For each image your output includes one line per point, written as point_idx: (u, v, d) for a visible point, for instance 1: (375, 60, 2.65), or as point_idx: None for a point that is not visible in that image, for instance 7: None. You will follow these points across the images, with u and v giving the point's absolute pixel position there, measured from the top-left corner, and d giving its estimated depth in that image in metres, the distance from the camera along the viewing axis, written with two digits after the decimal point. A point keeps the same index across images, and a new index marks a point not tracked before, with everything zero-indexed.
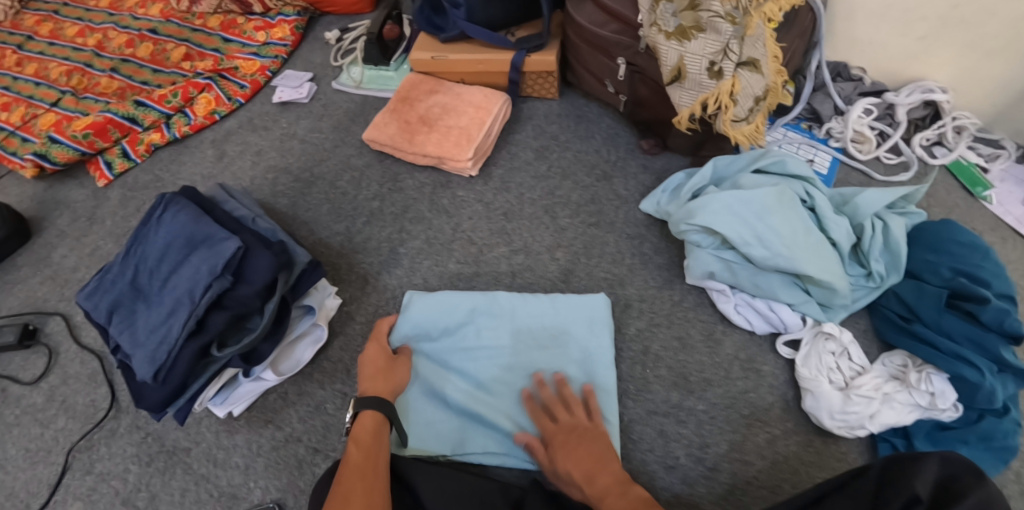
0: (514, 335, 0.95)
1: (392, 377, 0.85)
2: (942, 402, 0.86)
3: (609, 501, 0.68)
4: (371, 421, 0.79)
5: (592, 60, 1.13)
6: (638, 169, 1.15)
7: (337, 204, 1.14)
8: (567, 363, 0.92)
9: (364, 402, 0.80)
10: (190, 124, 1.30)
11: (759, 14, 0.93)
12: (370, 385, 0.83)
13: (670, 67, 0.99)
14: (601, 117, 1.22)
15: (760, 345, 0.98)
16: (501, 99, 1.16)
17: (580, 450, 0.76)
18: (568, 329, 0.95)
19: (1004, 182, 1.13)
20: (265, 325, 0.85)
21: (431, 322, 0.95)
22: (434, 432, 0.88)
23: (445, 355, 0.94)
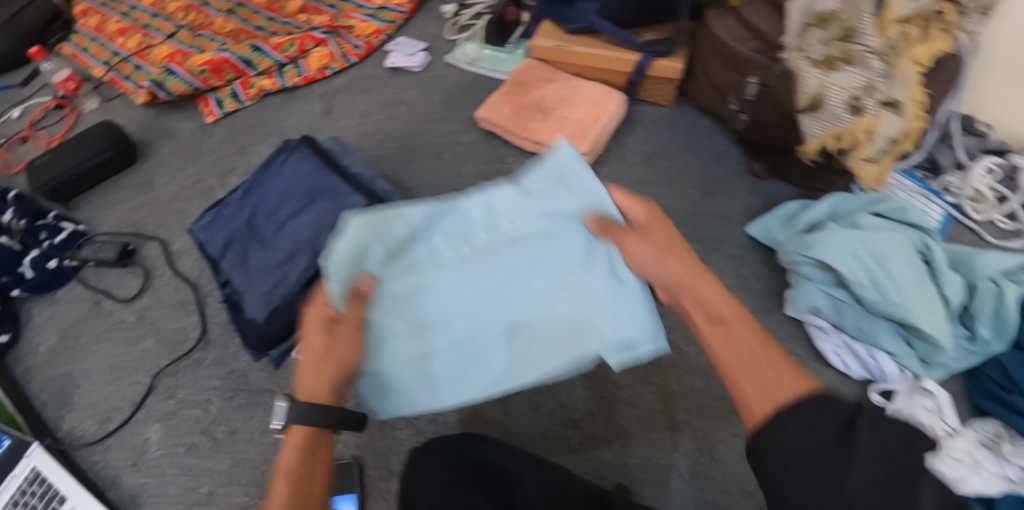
0: (481, 235, 0.71)
1: (339, 355, 0.62)
2: None
3: (757, 365, 0.50)
4: (302, 439, 0.59)
5: (719, 74, 1.11)
6: (746, 192, 1.13)
7: (442, 177, 1.14)
8: (559, 245, 0.69)
9: (300, 415, 0.58)
10: (302, 76, 1.31)
11: (911, 55, 0.90)
12: (310, 381, 0.61)
13: (807, 95, 0.98)
14: (713, 132, 1.20)
15: (855, 389, 0.96)
16: (616, 99, 1.15)
17: (701, 284, 0.57)
18: (546, 202, 0.70)
19: None
20: None
21: (368, 245, 0.66)
22: (412, 379, 0.67)
23: (399, 290, 0.68)
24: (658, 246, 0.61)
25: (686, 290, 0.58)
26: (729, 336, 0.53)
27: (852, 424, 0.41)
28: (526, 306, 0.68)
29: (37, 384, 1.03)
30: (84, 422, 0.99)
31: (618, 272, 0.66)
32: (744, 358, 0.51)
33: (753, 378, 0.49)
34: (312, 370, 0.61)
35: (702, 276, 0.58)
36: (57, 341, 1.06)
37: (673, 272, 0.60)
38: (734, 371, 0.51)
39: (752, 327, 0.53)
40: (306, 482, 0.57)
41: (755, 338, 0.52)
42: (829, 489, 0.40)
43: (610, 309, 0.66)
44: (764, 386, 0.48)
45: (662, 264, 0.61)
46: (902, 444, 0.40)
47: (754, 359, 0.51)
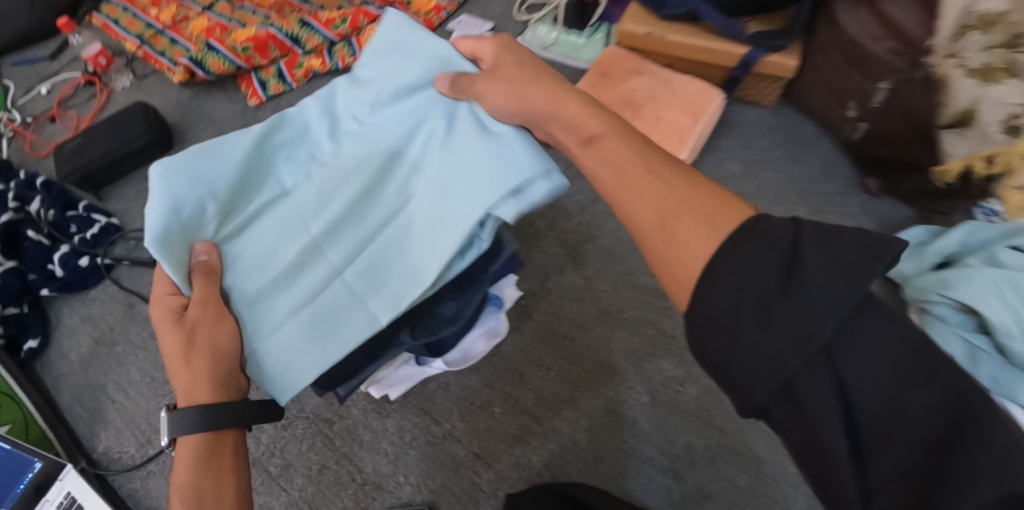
0: (326, 146, 0.58)
1: (199, 339, 0.52)
2: None
3: (640, 203, 0.44)
4: (198, 447, 0.53)
5: (838, 76, 0.98)
6: (857, 210, 1.01)
7: None
8: (415, 125, 0.57)
9: (182, 432, 0.51)
10: (354, 57, 1.16)
11: None
12: (186, 386, 0.53)
13: (955, 108, 0.84)
14: (818, 139, 1.07)
15: None
16: (716, 96, 1.02)
17: (565, 104, 0.52)
18: (392, 80, 0.58)
19: None
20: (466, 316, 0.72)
21: (193, 202, 0.53)
22: (295, 342, 0.53)
23: (240, 242, 0.56)
24: (533, 86, 0.54)
25: (547, 110, 0.53)
26: (607, 158, 0.48)
27: (794, 261, 0.37)
28: (399, 205, 0.56)
29: (68, 395, 0.93)
30: (121, 442, 0.89)
31: (486, 126, 0.54)
32: (626, 177, 0.46)
33: (664, 215, 0.43)
34: (184, 372, 0.53)
35: (576, 105, 0.52)
36: (89, 348, 0.96)
37: (538, 99, 0.53)
38: (629, 209, 0.45)
39: (623, 134, 0.49)
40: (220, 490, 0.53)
41: (626, 144, 0.48)
42: (805, 333, 0.35)
43: (481, 161, 0.52)
44: (681, 229, 0.41)
45: (534, 98, 0.53)
46: (870, 252, 0.36)
47: (642, 180, 0.45)
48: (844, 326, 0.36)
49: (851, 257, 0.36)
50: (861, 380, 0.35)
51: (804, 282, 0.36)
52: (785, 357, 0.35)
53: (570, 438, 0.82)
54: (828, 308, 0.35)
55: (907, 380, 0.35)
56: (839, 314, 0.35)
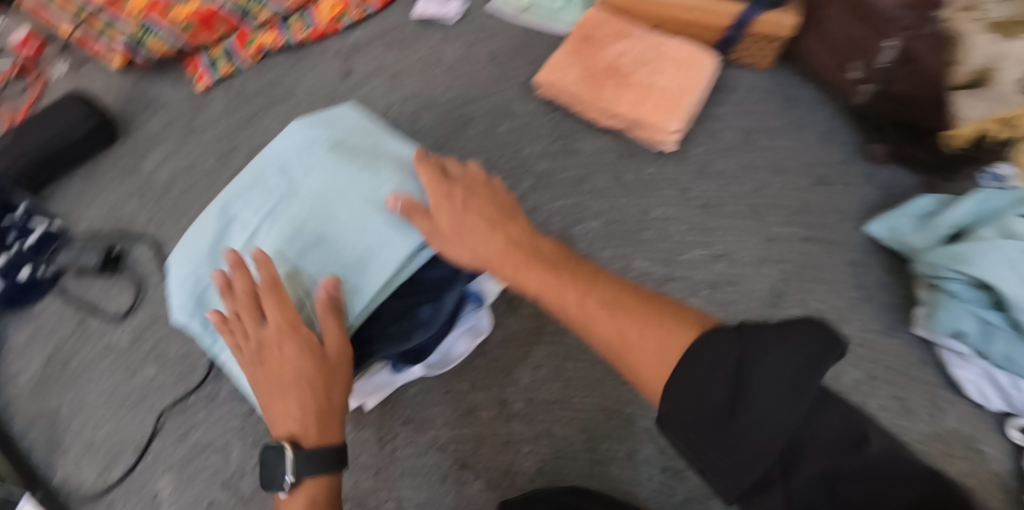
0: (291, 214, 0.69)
1: (324, 387, 0.61)
2: None
3: (608, 298, 0.50)
4: (316, 485, 0.60)
5: (841, 32, 0.89)
6: (862, 179, 0.94)
7: (495, 158, 0.93)
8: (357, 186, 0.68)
9: (314, 468, 0.59)
10: (311, 30, 1.06)
11: None
12: (308, 426, 0.60)
13: (971, 67, 0.78)
14: (818, 103, 1.00)
15: (995, 424, 0.81)
16: (710, 61, 0.93)
17: (490, 215, 0.63)
18: (328, 131, 0.74)
19: None
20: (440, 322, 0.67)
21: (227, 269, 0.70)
22: None
23: None
24: (442, 208, 0.62)
25: (495, 223, 0.62)
26: (520, 276, 0.57)
27: (742, 370, 0.39)
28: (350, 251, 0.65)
29: (21, 421, 0.86)
30: (80, 469, 0.83)
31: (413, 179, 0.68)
32: (545, 289, 0.54)
33: (638, 333, 0.46)
34: (307, 414, 0.60)
35: (482, 223, 0.61)
36: (39, 369, 0.88)
37: (472, 204, 0.63)
38: (581, 310, 0.51)
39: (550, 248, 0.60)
40: None
41: (555, 259, 0.58)
42: (763, 393, 0.38)
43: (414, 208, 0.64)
44: (653, 344, 0.45)
45: (450, 220, 0.62)
46: (819, 352, 0.38)
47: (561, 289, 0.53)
48: (800, 391, 0.38)
49: (799, 364, 0.38)
50: (820, 453, 0.39)
51: (755, 393, 0.38)
52: (766, 431, 0.38)
53: (564, 441, 0.76)
54: (775, 403, 0.38)
55: (844, 447, 0.39)
56: (800, 411, 0.38)
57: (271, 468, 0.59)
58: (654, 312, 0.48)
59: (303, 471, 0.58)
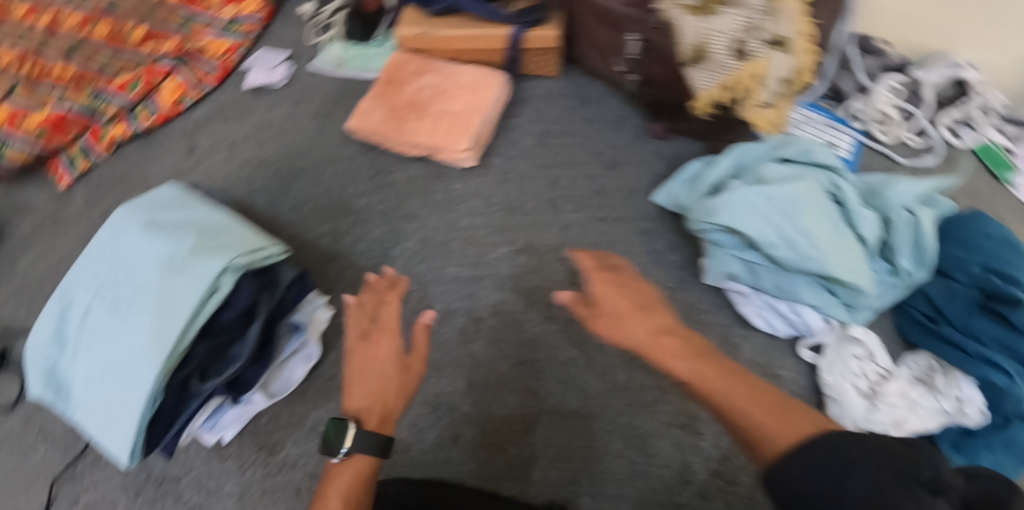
0: (116, 284, 0.84)
1: (393, 384, 0.68)
2: (968, 407, 0.86)
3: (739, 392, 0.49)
4: (364, 467, 0.64)
5: (596, 36, 1.03)
6: (650, 156, 1.05)
7: (322, 202, 1.05)
8: (164, 252, 0.83)
9: (365, 445, 0.63)
10: (155, 115, 1.17)
11: None
12: (368, 408, 0.66)
13: (688, 46, 0.89)
14: (606, 97, 1.12)
15: (784, 348, 0.92)
16: (496, 81, 1.07)
17: (636, 294, 0.60)
18: (144, 215, 0.89)
19: None
20: (250, 351, 0.80)
21: (71, 340, 0.84)
22: (126, 414, 0.77)
23: (84, 361, 0.82)
24: (605, 295, 0.60)
25: (641, 306, 0.59)
26: (659, 353, 0.55)
27: (845, 460, 0.37)
28: (160, 303, 0.79)
29: None
30: None
31: (209, 237, 0.84)
32: (701, 364, 0.53)
33: (778, 416, 0.46)
34: (372, 396, 0.67)
35: (634, 306, 0.59)
36: None
37: (625, 284, 0.62)
38: (698, 376, 0.52)
39: (694, 340, 0.56)
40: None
41: (698, 347, 0.55)
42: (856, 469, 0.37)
43: (206, 259, 0.80)
44: (771, 413, 0.46)
45: (611, 297, 0.60)
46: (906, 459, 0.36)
47: (716, 368, 0.52)
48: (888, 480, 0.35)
49: (890, 467, 0.36)
50: None
51: (848, 464, 0.37)
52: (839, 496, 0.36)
53: (398, 437, 0.88)
54: (862, 486, 0.36)
55: None
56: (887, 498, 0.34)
57: (335, 435, 0.64)
58: (784, 408, 0.47)
59: (361, 448, 0.63)
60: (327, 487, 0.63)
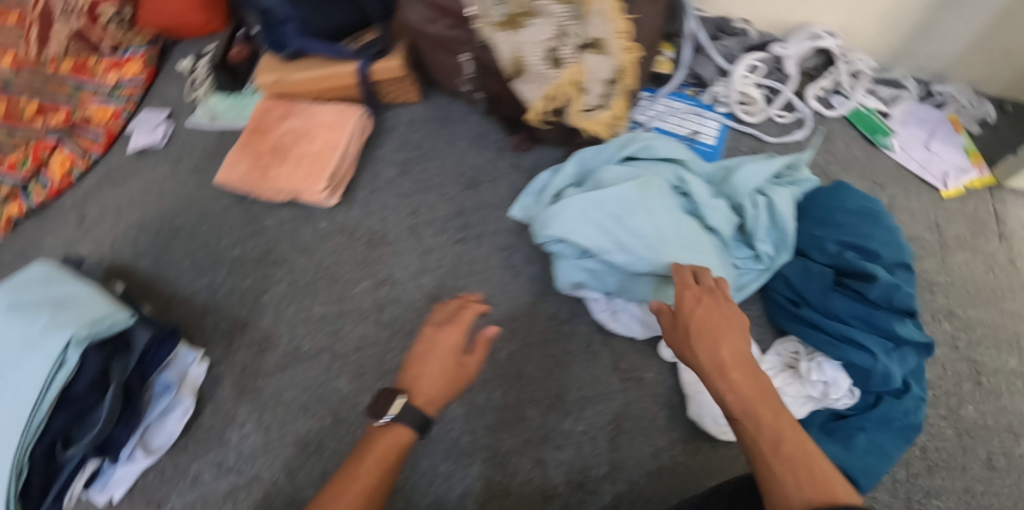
0: None
1: (455, 370, 0.67)
2: (834, 390, 0.84)
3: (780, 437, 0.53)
4: (396, 442, 0.62)
5: (437, 61, 1.03)
6: (509, 169, 1.05)
7: (199, 257, 1.08)
8: (15, 332, 0.85)
9: (404, 417, 0.62)
10: (47, 190, 1.19)
11: None
12: (429, 380, 0.65)
13: (508, 61, 0.89)
14: (468, 115, 1.13)
15: (648, 349, 0.91)
16: (354, 115, 1.08)
17: (711, 309, 0.66)
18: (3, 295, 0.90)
19: (906, 126, 1.09)
20: (107, 416, 0.83)
21: None
22: None
23: None
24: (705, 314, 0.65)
25: (720, 330, 0.63)
26: (734, 383, 0.59)
27: None
28: (9, 384, 0.81)
29: None
30: None
31: (59, 312, 0.86)
32: (751, 403, 0.57)
33: (798, 476, 0.50)
34: (429, 372, 0.65)
35: (729, 327, 0.63)
36: None
37: (704, 304, 0.66)
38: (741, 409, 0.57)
39: (756, 378, 0.59)
40: (380, 475, 0.60)
41: (763, 387, 0.58)
42: None
43: (51, 336, 0.82)
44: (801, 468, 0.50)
45: (702, 314, 0.65)
46: None
47: (765, 408, 0.56)
48: None
49: None
50: None
51: None
52: None
53: (272, 480, 0.89)
54: None
55: None
56: None
57: (382, 402, 0.63)
58: (808, 465, 0.51)
59: (406, 417, 0.62)
60: (367, 449, 0.62)
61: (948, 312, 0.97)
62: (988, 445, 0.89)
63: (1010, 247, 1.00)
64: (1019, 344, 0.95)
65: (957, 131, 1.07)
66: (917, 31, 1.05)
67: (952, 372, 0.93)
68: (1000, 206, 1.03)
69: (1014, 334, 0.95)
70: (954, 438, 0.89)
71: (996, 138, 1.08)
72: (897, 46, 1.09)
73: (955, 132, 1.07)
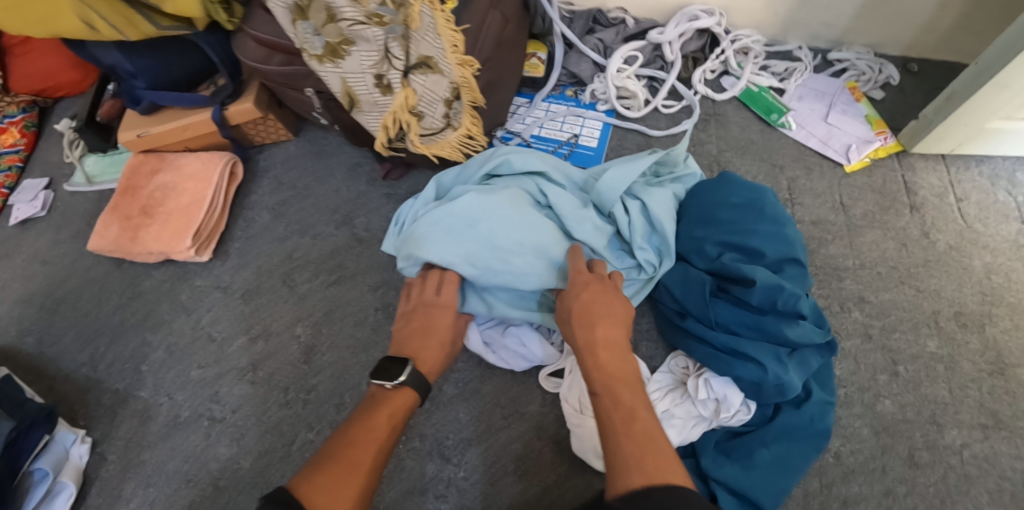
0: None
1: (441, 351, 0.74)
2: (726, 409, 0.75)
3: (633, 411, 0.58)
4: (406, 403, 0.68)
5: (291, 98, 0.97)
6: (382, 200, 1.03)
7: (81, 329, 1.05)
8: None
9: (415, 380, 0.69)
10: None
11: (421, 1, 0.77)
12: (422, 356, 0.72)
13: (339, 93, 0.83)
14: (341, 147, 1.09)
15: (528, 380, 0.86)
16: (218, 164, 1.04)
17: (599, 294, 0.69)
18: None
19: (802, 100, 1.01)
20: None
21: None
22: None
23: None
24: (589, 298, 0.69)
25: (597, 314, 0.67)
26: (605, 364, 0.63)
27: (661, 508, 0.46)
28: None
29: None
30: None
31: None
32: (613, 383, 0.61)
33: (638, 449, 0.53)
34: (422, 347, 0.73)
35: (608, 311, 0.68)
36: None
37: (584, 292, 0.69)
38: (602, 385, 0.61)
39: (624, 359, 0.64)
40: (392, 431, 0.65)
41: (627, 368, 0.63)
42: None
43: None
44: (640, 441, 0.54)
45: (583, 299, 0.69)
46: None
47: (626, 391, 0.60)
48: None
49: None
50: None
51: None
52: None
53: None
54: None
55: None
56: None
57: (395, 365, 0.69)
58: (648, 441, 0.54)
59: (416, 382, 0.68)
60: (377, 406, 0.66)
61: (857, 299, 0.88)
62: (909, 441, 0.79)
63: (922, 218, 0.92)
64: (938, 324, 0.85)
65: (857, 100, 1.00)
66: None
67: (865, 365, 0.84)
68: (909, 174, 0.95)
69: (932, 314, 0.86)
70: (871, 439, 0.79)
71: (898, 102, 1.00)
72: (782, 16, 1.01)
73: (854, 100, 1.00)
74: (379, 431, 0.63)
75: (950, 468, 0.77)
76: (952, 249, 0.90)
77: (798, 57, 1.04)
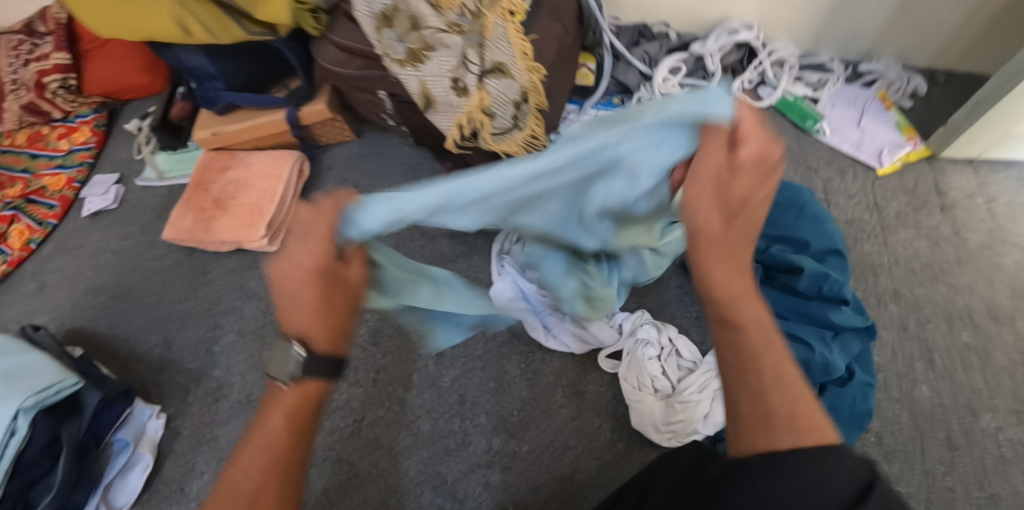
0: None
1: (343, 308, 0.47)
2: None
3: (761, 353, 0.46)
4: (314, 391, 0.49)
5: (361, 100, 1.05)
6: None
7: (152, 313, 1.11)
8: None
9: (318, 366, 0.47)
10: (8, 261, 1.20)
11: (495, 12, 0.85)
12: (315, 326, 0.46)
13: (417, 95, 0.91)
14: (401, 147, 1.17)
15: (587, 362, 0.92)
16: (289, 161, 1.11)
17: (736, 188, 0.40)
18: None
19: (834, 108, 1.09)
20: (63, 477, 0.83)
21: None
22: None
23: None
24: (734, 190, 0.40)
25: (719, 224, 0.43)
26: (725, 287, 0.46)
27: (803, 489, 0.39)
28: None
29: None
30: None
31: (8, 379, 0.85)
32: (733, 307, 0.46)
33: (783, 402, 0.44)
34: (319, 309, 0.45)
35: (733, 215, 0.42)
36: None
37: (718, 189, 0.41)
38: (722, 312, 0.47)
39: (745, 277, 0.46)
40: (303, 432, 0.49)
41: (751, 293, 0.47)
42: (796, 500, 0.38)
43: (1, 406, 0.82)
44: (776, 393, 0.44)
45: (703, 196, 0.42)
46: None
47: (749, 313, 0.46)
48: None
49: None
50: None
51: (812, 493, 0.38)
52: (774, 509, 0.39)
53: None
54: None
55: None
56: None
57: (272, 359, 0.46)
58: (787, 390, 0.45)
59: (313, 372, 0.46)
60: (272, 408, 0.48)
61: (893, 293, 0.94)
62: (946, 424, 0.85)
63: (953, 218, 0.99)
64: (968, 316, 0.92)
65: (888, 108, 1.08)
66: (830, 14, 1.06)
67: (902, 353, 0.90)
68: (938, 178, 1.03)
69: (963, 307, 0.93)
70: (909, 422, 0.85)
71: (926, 111, 1.08)
72: (816, 28, 1.09)
73: (885, 108, 1.08)
74: (281, 446, 0.47)
75: (987, 451, 0.83)
76: (982, 248, 0.97)
77: (832, 69, 1.12)
